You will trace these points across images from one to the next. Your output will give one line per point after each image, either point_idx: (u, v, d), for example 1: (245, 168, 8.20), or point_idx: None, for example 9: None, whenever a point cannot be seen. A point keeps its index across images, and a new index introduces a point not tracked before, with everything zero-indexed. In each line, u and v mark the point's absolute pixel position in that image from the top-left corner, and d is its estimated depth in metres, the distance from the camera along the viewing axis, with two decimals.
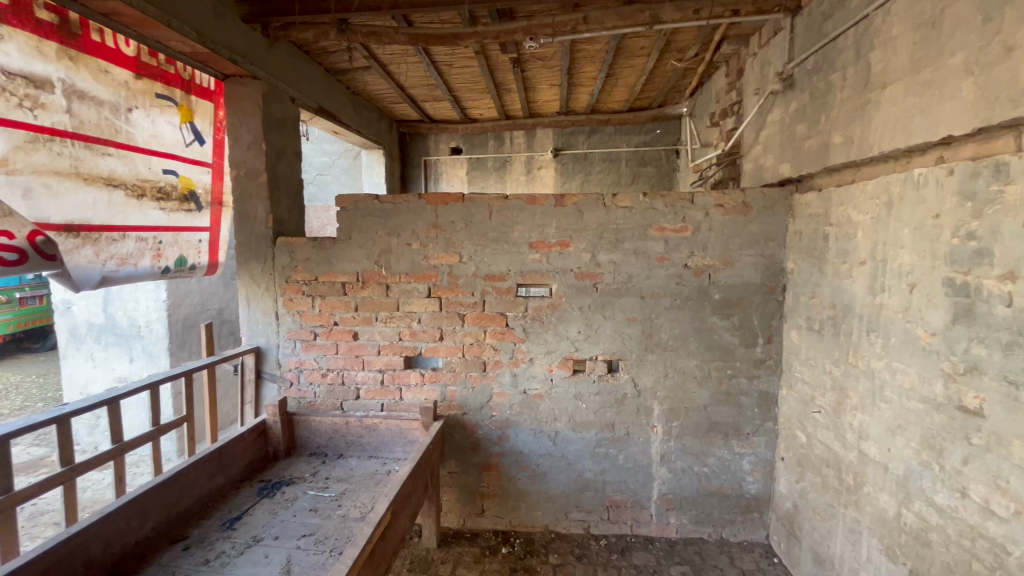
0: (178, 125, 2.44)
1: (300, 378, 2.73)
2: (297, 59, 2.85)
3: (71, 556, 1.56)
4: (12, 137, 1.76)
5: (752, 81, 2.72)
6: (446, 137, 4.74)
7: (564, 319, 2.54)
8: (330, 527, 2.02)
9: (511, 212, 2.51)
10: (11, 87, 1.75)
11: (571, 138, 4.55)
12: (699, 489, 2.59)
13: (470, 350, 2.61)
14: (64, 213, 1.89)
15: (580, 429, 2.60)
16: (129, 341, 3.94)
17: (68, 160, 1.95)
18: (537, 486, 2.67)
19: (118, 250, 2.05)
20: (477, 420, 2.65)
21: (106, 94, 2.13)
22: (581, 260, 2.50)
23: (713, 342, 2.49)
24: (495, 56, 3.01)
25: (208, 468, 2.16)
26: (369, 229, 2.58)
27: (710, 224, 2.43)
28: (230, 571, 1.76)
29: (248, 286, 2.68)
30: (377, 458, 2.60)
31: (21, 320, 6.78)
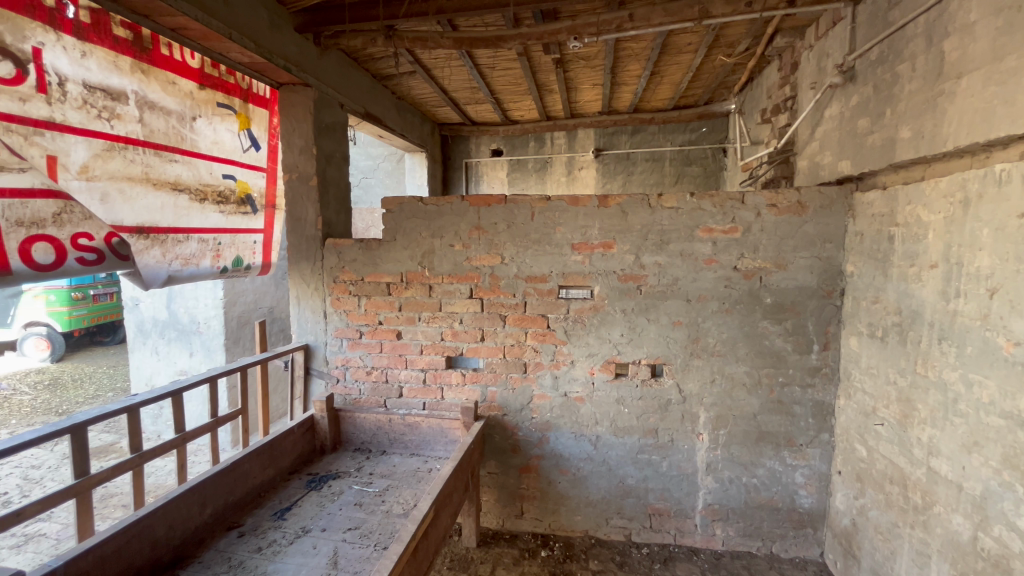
0: (237, 132, 2.52)
1: (346, 375, 2.81)
2: (346, 66, 2.94)
3: (139, 537, 1.67)
4: (91, 146, 1.84)
5: (808, 75, 2.60)
6: (487, 139, 4.77)
7: (607, 322, 2.50)
8: (374, 522, 2.06)
9: (554, 213, 2.49)
10: (92, 100, 1.85)
11: (613, 138, 4.49)
12: (747, 501, 2.48)
13: (511, 351, 2.61)
14: (136, 216, 1.99)
15: (621, 434, 2.55)
16: (189, 336, 4.18)
17: (139, 166, 2.02)
18: (577, 491, 2.64)
19: (182, 250, 2.19)
20: (517, 421, 2.65)
21: (173, 104, 2.19)
22: (625, 262, 2.46)
23: (764, 348, 2.39)
24: (538, 57, 3.01)
25: (261, 459, 2.26)
26: (413, 231, 2.63)
27: (761, 225, 2.34)
28: (281, 559, 1.83)
29: (298, 285, 2.79)
30: (418, 456, 2.64)
31: (95, 315, 7.33)
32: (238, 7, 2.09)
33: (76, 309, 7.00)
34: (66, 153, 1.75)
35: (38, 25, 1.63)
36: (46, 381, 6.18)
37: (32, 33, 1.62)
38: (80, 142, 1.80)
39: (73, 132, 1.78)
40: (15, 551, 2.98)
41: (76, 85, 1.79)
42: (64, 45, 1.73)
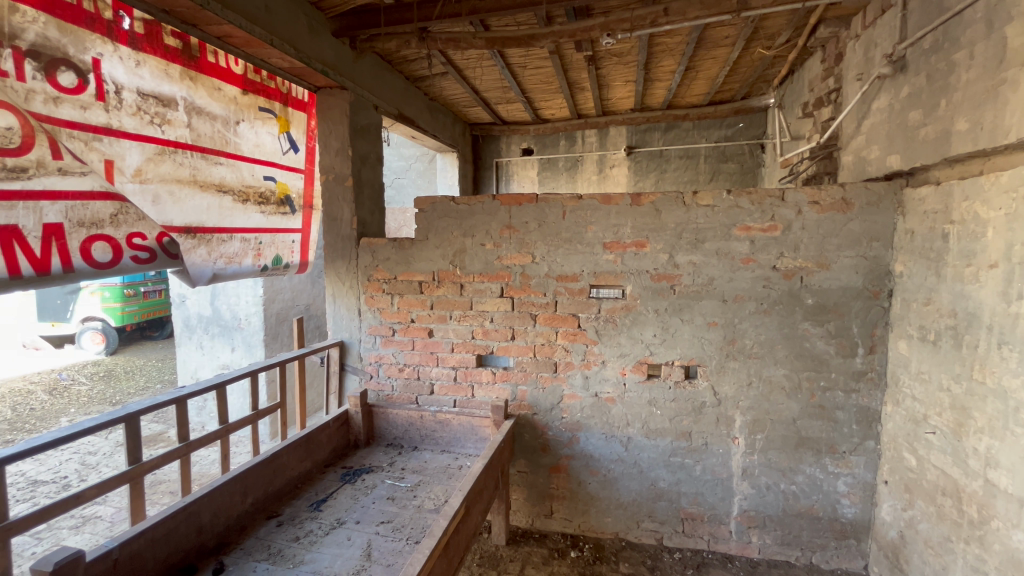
0: (277, 136, 2.60)
1: (379, 372, 2.87)
2: (380, 68, 3.00)
3: (186, 523, 1.75)
4: (145, 150, 1.94)
5: (854, 66, 2.48)
6: (517, 139, 4.77)
7: (639, 322, 2.47)
8: (406, 516, 2.10)
9: (585, 212, 2.47)
10: (146, 106, 1.94)
11: (645, 135, 4.42)
12: (785, 509, 2.40)
13: (542, 350, 2.61)
14: (185, 216, 2.09)
15: (653, 436, 2.51)
16: (231, 332, 4.35)
17: (188, 169, 2.12)
18: (607, 492, 2.61)
19: (226, 249, 2.28)
20: (547, 421, 2.64)
21: (218, 109, 2.27)
22: (658, 261, 2.41)
23: (805, 351, 2.30)
24: (570, 54, 2.99)
25: (298, 451, 2.33)
26: (445, 230, 2.66)
27: (802, 223, 2.25)
28: (317, 550, 1.89)
29: (334, 283, 2.87)
30: (449, 453, 2.67)
31: (145, 311, 7.73)
32: (279, 14, 2.16)
33: (128, 305, 7.40)
34: (122, 158, 1.84)
35: (97, 37, 1.73)
36: (101, 373, 6.57)
37: (92, 45, 1.72)
38: (135, 146, 1.89)
39: (128, 137, 1.87)
40: (75, 531, 3.18)
41: (131, 92, 1.87)
42: (120, 55, 1.82)
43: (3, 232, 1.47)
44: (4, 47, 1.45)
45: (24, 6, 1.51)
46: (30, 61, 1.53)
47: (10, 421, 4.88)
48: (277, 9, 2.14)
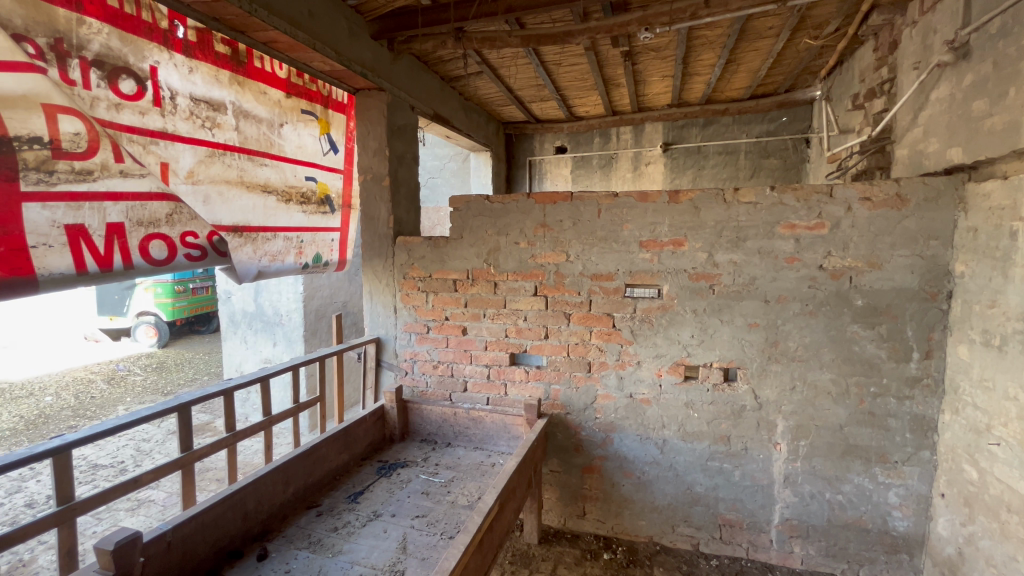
0: (319, 137, 2.68)
1: (414, 368, 2.91)
2: (416, 69, 3.04)
3: (233, 509, 1.82)
4: (196, 152, 2.03)
5: (910, 55, 2.35)
6: (551, 137, 4.74)
7: (676, 323, 2.41)
8: (440, 511, 2.13)
9: (621, 210, 2.44)
10: (198, 111, 2.03)
11: (683, 131, 4.32)
12: (831, 519, 2.30)
13: (575, 349, 2.59)
14: (233, 215, 2.17)
15: (690, 439, 2.45)
16: (272, 327, 4.51)
17: (236, 170, 2.20)
18: (641, 495, 2.57)
19: (270, 248, 2.36)
20: (581, 421, 2.62)
21: (264, 112, 2.34)
22: (697, 260, 2.35)
23: (853, 354, 2.20)
24: (606, 50, 2.95)
25: (337, 444, 2.39)
26: (480, 228, 2.67)
27: (852, 220, 2.15)
28: (355, 540, 1.94)
29: (371, 281, 2.93)
30: (482, 450, 2.68)
31: (194, 306, 8.12)
32: (322, 18, 2.22)
33: (178, 300, 7.78)
34: (177, 160, 1.94)
35: (155, 45, 1.82)
36: (153, 364, 6.96)
37: (150, 53, 1.81)
38: (187, 149, 1.99)
39: (182, 140, 1.97)
40: (131, 513, 3.38)
41: (184, 98, 1.97)
42: (175, 62, 1.91)
43: (72, 231, 1.56)
44: (71, 58, 1.54)
45: (89, 18, 1.60)
46: (95, 70, 1.62)
47: (74, 408, 5.23)
48: (320, 14, 2.21)
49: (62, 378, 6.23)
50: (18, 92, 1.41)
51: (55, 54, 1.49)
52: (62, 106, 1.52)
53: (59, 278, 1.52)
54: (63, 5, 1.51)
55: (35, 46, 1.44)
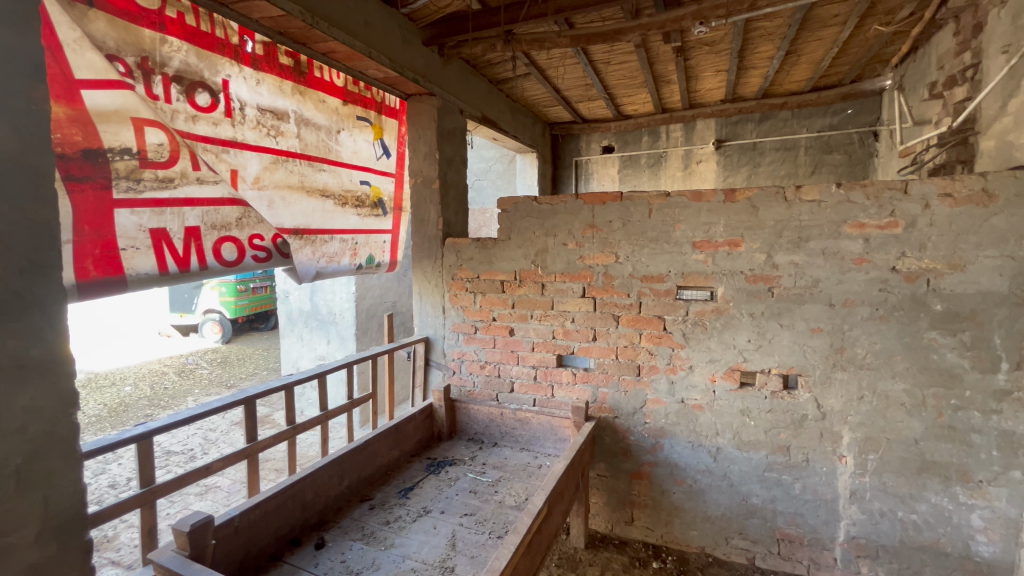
0: (372, 142, 2.76)
1: (462, 368, 2.95)
2: (465, 73, 3.09)
3: (293, 498, 1.91)
4: (262, 159, 2.11)
5: (997, 38, 2.15)
6: (598, 137, 4.68)
7: (731, 326, 2.32)
8: (488, 510, 2.15)
9: (673, 210, 2.37)
10: (264, 120, 2.12)
11: (737, 127, 4.15)
12: (904, 540, 2.13)
13: (624, 352, 2.54)
14: (295, 218, 2.26)
15: (746, 448, 2.35)
16: (327, 326, 4.70)
17: (297, 176, 2.28)
18: (693, 504, 2.49)
19: (327, 249, 2.47)
20: (629, 425, 2.57)
21: (323, 119, 2.42)
22: (755, 262, 2.26)
23: (930, 363, 2.04)
24: (657, 46, 2.88)
25: (388, 440, 2.46)
26: (527, 229, 2.68)
27: (930, 219, 1.99)
28: (406, 535, 1.99)
29: (421, 282, 3.00)
30: (528, 451, 2.68)
31: (255, 305, 8.59)
32: (377, 27, 2.30)
33: (241, 299, 8.25)
34: (244, 167, 2.02)
35: (227, 60, 1.93)
36: (218, 359, 7.42)
37: (222, 68, 1.92)
38: (254, 157, 2.07)
39: (250, 149, 2.05)
40: (199, 498, 3.62)
41: (252, 108, 2.05)
42: (244, 75, 2.01)
43: (155, 235, 1.69)
44: (155, 74, 1.67)
45: (170, 37, 1.72)
46: (175, 84, 1.74)
47: (149, 397, 5.67)
48: (375, 23, 2.29)
49: (140, 370, 6.76)
50: (111, 107, 1.55)
51: (142, 72, 1.63)
52: (149, 119, 1.66)
53: (144, 278, 1.66)
54: (148, 27, 1.65)
55: (125, 65, 1.58)
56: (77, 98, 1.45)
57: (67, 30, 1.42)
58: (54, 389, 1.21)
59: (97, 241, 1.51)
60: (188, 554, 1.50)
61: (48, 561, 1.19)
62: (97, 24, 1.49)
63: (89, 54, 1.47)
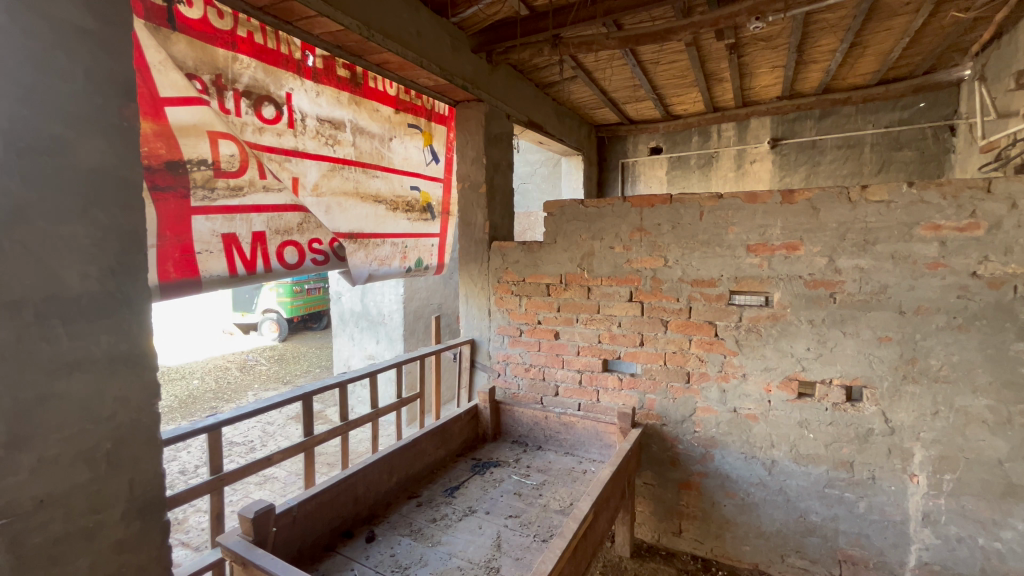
0: (422, 148, 2.84)
1: (506, 370, 2.97)
2: (512, 77, 3.13)
3: (346, 492, 1.99)
4: (321, 167, 2.22)
5: None
6: (646, 137, 4.59)
7: (789, 334, 2.22)
8: (533, 513, 2.15)
9: (726, 212, 2.30)
10: (323, 130, 2.22)
11: (794, 124, 3.97)
12: (984, 570, 1.96)
13: (673, 358, 2.48)
14: (350, 223, 2.36)
15: (804, 462, 2.24)
16: (376, 326, 4.86)
17: (352, 183, 2.39)
18: (746, 518, 2.39)
19: (379, 253, 2.56)
20: (677, 433, 2.50)
21: (377, 128, 2.52)
22: (815, 266, 2.15)
23: (1017, 377, 1.87)
24: (709, 44, 2.81)
25: (435, 439, 2.51)
26: (574, 233, 2.67)
27: (1017, 220, 1.83)
28: (452, 533, 2.02)
29: (467, 284, 3.05)
30: (573, 456, 2.66)
31: (309, 306, 9.01)
32: (428, 37, 2.37)
33: (296, 300, 8.69)
34: (305, 175, 2.13)
35: (291, 75, 2.05)
36: (275, 356, 7.84)
37: (286, 82, 2.03)
38: (314, 165, 2.18)
39: (310, 157, 2.16)
40: (259, 487, 3.83)
41: (312, 119, 2.16)
42: (306, 88, 2.12)
43: (226, 239, 1.80)
44: (227, 90, 1.80)
45: (241, 55, 1.84)
46: (245, 99, 1.86)
47: (214, 391, 6.06)
48: (427, 33, 2.36)
49: (206, 365, 7.25)
50: (191, 122, 1.68)
51: (216, 88, 1.76)
52: (222, 132, 1.78)
53: (217, 280, 1.78)
54: (222, 46, 1.77)
55: (202, 82, 1.71)
56: (161, 114, 1.59)
57: (154, 52, 1.56)
58: (139, 380, 1.32)
59: (177, 245, 1.64)
60: (252, 539, 1.59)
61: (132, 538, 1.30)
62: (178, 45, 1.63)
63: (172, 74, 1.62)
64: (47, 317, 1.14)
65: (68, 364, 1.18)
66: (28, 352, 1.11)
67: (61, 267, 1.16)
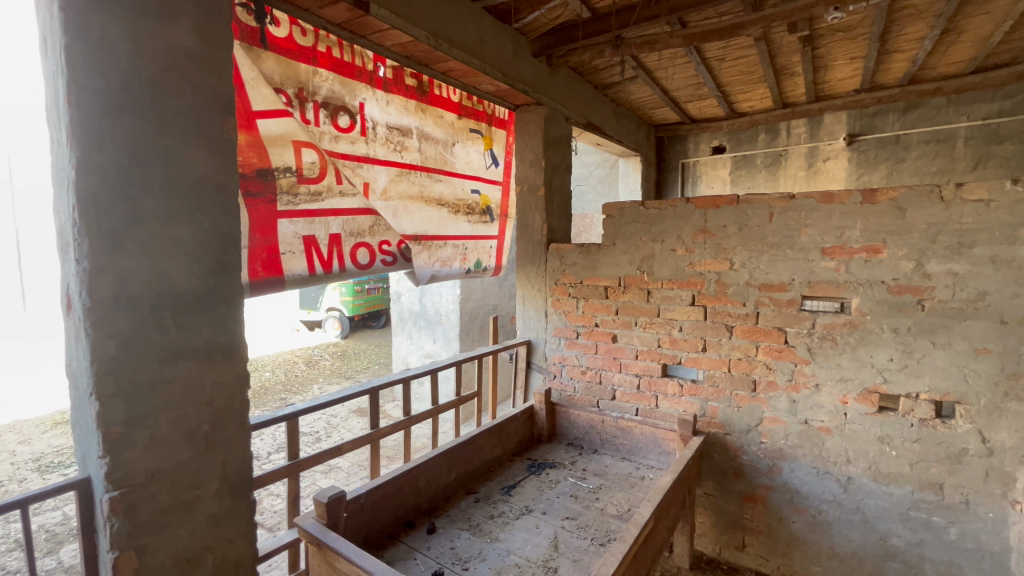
0: (483, 152, 2.91)
1: (563, 372, 2.98)
2: (572, 80, 3.13)
3: (408, 484, 2.07)
4: (389, 172, 2.33)
5: None
6: (708, 137, 4.43)
7: (869, 342, 2.08)
8: (591, 517, 2.14)
9: (798, 213, 2.19)
10: (392, 137, 2.33)
11: (874, 118, 3.70)
12: None
13: (738, 365, 2.39)
14: (415, 226, 2.46)
15: (885, 481, 2.08)
16: (433, 326, 5.01)
17: (418, 187, 2.48)
18: (817, 536, 2.26)
19: (441, 254, 2.64)
20: (742, 443, 2.40)
21: (441, 134, 2.60)
22: (901, 271, 2.00)
23: None
24: (780, 38, 2.69)
25: (492, 437, 2.56)
26: (633, 235, 2.63)
27: None
28: (510, 531, 2.05)
29: (525, 286, 3.08)
30: (630, 461, 2.61)
31: (370, 305, 9.40)
32: (492, 44, 2.43)
33: (358, 299, 9.11)
34: (375, 180, 2.24)
35: (364, 86, 2.16)
36: (338, 352, 8.24)
37: (360, 92, 2.15)
38: (383, 170, 2.29)
39: (379, 163, 2.27)
40: (324, 475, 4.05)
41: (383, 126, 2.27)
42: (377, 97, 2.23)
43: (307, 240, 1.93)
44: (308, 102, 1.93)
45: (321, 69, 1.97)
46: (323, 109, 1.99)
47: (284, 383, 6.48)
48: (490, 40, 2.42)
49: (277, 359, 7.75)
50: (278, 133, 1.82)
51: (298, 100, 1.89)
52: (305, 141, 1.91)
53: (298, 279, 1.91)
54: (305, 61, 1.90)
55: (287, 96, 1.85)
56: (253, 126, 1.74)
57: (248, 70, 1.71)
58: (232, 370, 1.44)
59: (265, 246, 1.78)
60: (326, 522, 1.69)
61: (224, 513, 1.43)
62: (267, 63, 1.77)
63: (262, 89, 1.76)
64: (159, 309, 1.28)
65: (175, 353, 1.31)
66: (144, 341, 1.25)
67: (171, 266, 1.29)
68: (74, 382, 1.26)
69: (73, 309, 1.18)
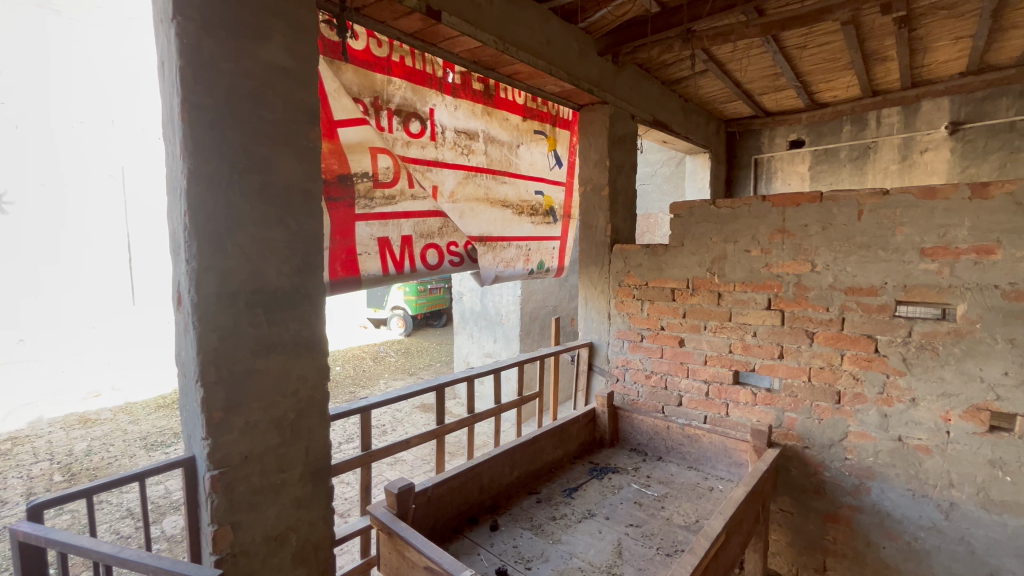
0: (547, 153, 2.91)
1: (626, 376, 2.91)
2: (638, 76, 3.06)
3: (472, 480, 2.11)
4: (457, 175, 2.39)
5: None
6: (784, 130, 4.16)
7: (978, 353, 1.87)
8: (656, 525, 2.08)
9: (892, 210, 2.01)
10: (460, 141, 2.39)
11: (984, 104, 3.32)
12: None
13: (819, 374, 2.23)
14: (480, 227, 2.51)
15: (996, 510, 1.86)
16: (494, 326, 5.08)
17: (483, 189, 2.53)
18: (913, 566, 2.05)
19: (505, 254, 2.67)
20: (824, 458, 2.24)
21: (506, 136, 2.64)
22: (1019, 274, 1.78)
23: None
24: (872, 20, 2.48)
25: (554, 439, 2.55)
26: (703, 236, 2.53)
27: None
28: (572, 533, 2.04)
29: (587, 287, 3.05)
30: (698, 471, 2.51)
31: (432, 305, 9.70)
32: (558, 45, 2.43)
33: (420, 299, 9.44)
34: (443, 183, 2.31)
35: (434, 92, 2.23)
36: (403, 349, 8.58)
37: (430, 98, 2.22)
38: (451, 173, 2.35)
39: (448, 167, 2.33)
40: (391, 467, 4.23)
41: (451, 131, 2.34)
42: (446, 103, 2.30)
43: (381, 242, 2.02)
44: (382, 110, 2.02)
45: (394, 78, 2.05)
46: (396, 117, 2.07)
47: (353, 377, 6.84)
48: (556, 41, 2.42)
49: (347, 354, 8.20)
50: (357, 140, 1.92)
51: (374, 109, 1.99)
52: (380, 148, 2.00)
53: (373, 279, 2.00)
54: (380, 71, 2.00)
55: (364, 105, 1.95)
56: (334, 135, 1.85)
57: (330, 82, 1.83)
58: (315, 364, 1.54)
59: (344, 248, 1.89)
60: (396, 512, 1.76)
61: (307, 497, 1.53)
62: (347, 74, 1.88)
63: (342, 100, 1.87)
64: (254, 306, 1.39)
65: (267, 346, 1.42)
66: (240, 334, 1.37)
67: (264, 266, 1.41)
68: (182, 370, 1.39)
69: (183, 304, 1.31)
